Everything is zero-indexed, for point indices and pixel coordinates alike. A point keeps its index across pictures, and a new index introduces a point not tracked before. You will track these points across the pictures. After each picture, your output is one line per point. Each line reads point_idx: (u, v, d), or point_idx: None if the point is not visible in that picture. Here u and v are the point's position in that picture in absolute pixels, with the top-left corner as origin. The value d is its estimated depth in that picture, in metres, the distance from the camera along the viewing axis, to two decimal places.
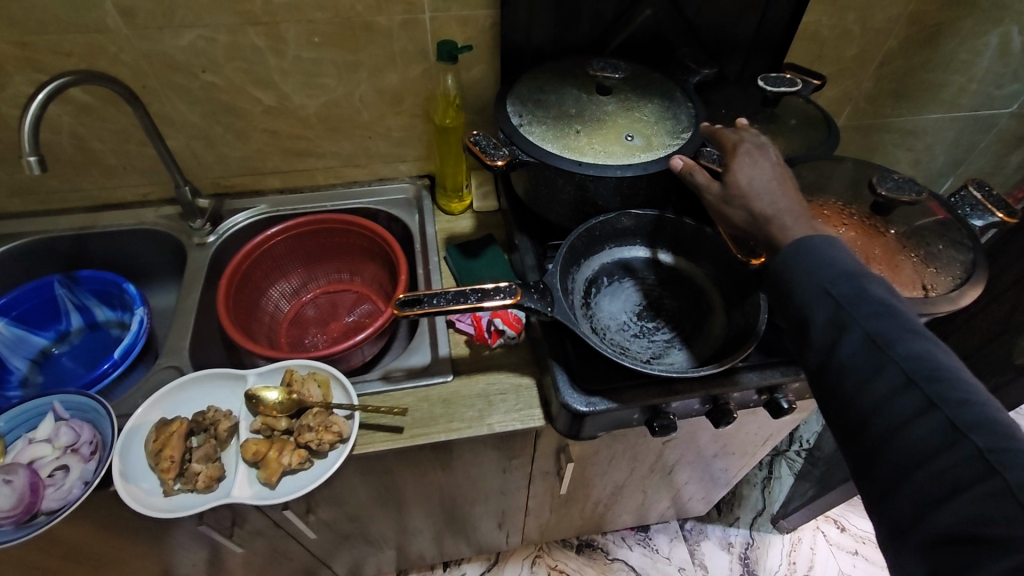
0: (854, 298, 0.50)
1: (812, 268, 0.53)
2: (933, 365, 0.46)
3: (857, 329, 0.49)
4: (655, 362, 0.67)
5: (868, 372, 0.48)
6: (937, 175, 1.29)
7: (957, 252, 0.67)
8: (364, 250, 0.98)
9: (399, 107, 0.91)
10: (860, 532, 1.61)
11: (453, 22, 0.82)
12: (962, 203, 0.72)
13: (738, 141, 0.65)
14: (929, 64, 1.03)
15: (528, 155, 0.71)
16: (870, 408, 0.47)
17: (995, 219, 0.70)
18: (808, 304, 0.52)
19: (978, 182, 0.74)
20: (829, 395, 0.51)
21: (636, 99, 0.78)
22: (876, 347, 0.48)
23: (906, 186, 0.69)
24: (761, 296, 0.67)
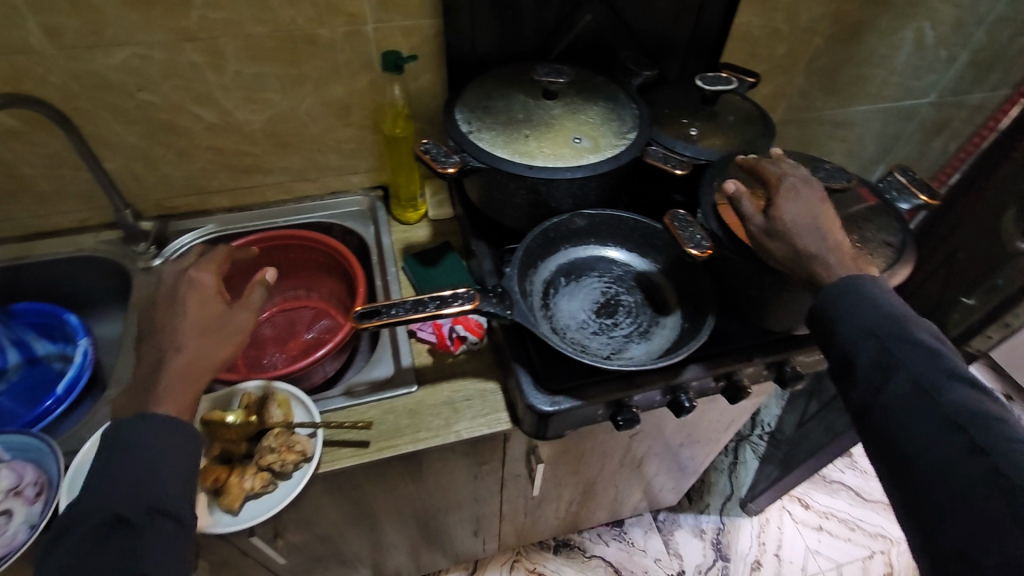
0: (899, 340, 0.54)
1: (855, 307, 0.57)
2: (982, 412, 0.48)
3: (903, 371, 0.52)
4: (615, 358, 0.68)
5: (913, 413, 0.51)
6: (868, 163, 1.36)
7: (887, 235, 0.70)
8: (323, 265, 0.97)
9: (347, 119, 0.91)
10: (822, 508, 1.68)
11: (398, 33, 0.82)
12: (890, 188, 0.76)
13: (784, 176, 0.65)
14: (854, 58, 1.09)
15: (479, 161, 0.71)
16: (910, 448, 0.50)
17: (919, 202, 0.74)
18: (852, 342, 0.56)
19: (902, 167, 0.78)
20: (870, 432, 0.54)
21: (581, 102, 0.80)
22: (922, 390, 0.51)
23: (837, 174, 0.72)
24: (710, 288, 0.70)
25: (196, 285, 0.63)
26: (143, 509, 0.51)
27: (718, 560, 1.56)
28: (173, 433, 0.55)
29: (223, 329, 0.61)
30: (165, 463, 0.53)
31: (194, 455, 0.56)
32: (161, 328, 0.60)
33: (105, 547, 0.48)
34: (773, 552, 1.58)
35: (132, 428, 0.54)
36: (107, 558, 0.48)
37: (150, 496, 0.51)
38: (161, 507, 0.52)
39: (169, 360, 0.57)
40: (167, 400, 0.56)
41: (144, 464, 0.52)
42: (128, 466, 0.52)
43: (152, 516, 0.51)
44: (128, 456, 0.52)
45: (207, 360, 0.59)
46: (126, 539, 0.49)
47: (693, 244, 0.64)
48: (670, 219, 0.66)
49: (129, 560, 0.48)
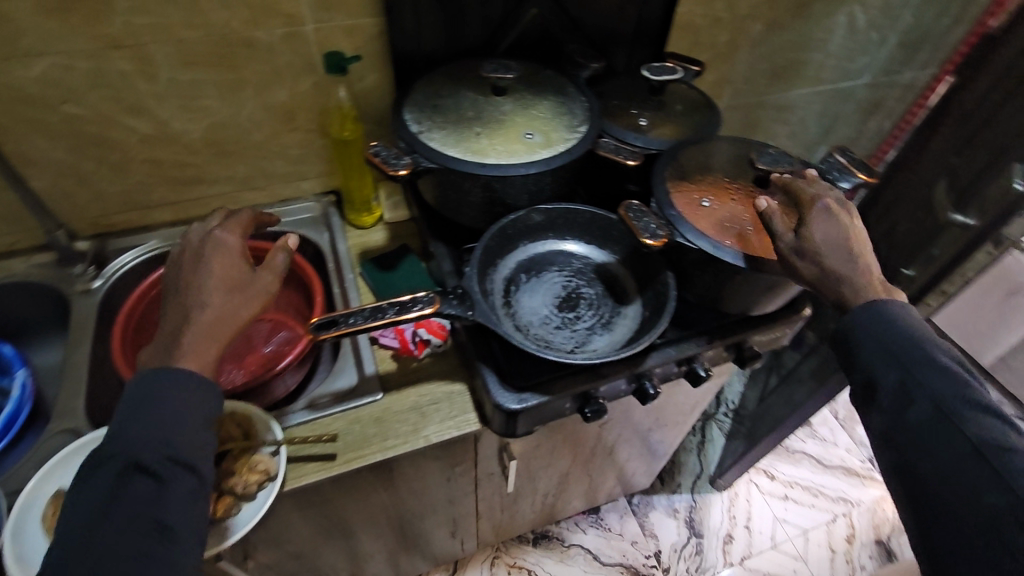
0: (921, 363, 0.54)
1: (877, 328, 0.57)
2: (1005, 444, 0.49)
3: (926, 396, 0.53)
4: (579, 351, 0.69)
5: (937, 441, 0.51)
6: (811, 144, 1.41)
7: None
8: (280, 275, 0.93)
9: (292, 123, 0.87)
10: (787, 478, 1.74)
11: (340, 32, 0.79)
12: (831, 168, 0.78)
13: (817, 197, 0.63)
14: (792, 43, 1.12)
15: (430, 161, 0.70)
16: (933, 477, 0.51)
17: (859, 180, 0.76)
18: (874, 364, 0.57)
19: (842, 149, 0.80)
20: (892, 457, 0.55)
21: (531, 97, 0.79)
22: (944, 416, 0.52)
23: (782, 159, 0.73)
24: (668, 274, 0.71)
25: (222, 245, 0.62)
26: (163, 457, 0.50)
27: (692, 537, 1.60)
28: (195, 383, 0.54)
29: (251, 288, 0.60)
30: (187, 415, 0.53)
31: (214, 408, 0.55)
32: (187, 285, 0.58)
33: (124, 493, 0.48)
34: (743, 524, 1.64)
35: (158, 377, 0.53)
36: (126, 505, 0.48)
37: (170, 446, 0.51)
38: (181, 456, 0.51)
39: (194, 316, 0.56)
40: (191, 355, 0.55)
41: (165, 414, 0.52)
42: (150, 416, 0.51)
43: (173, 466, 0.50)
44: (152, 407, 0.52)
45: (233, 318, 0.57)
46: (144, 488, 0.49)
47: (647, 233, 0.64)
48: (624, 209, 0.66)
49: (150, 506, 0.48)
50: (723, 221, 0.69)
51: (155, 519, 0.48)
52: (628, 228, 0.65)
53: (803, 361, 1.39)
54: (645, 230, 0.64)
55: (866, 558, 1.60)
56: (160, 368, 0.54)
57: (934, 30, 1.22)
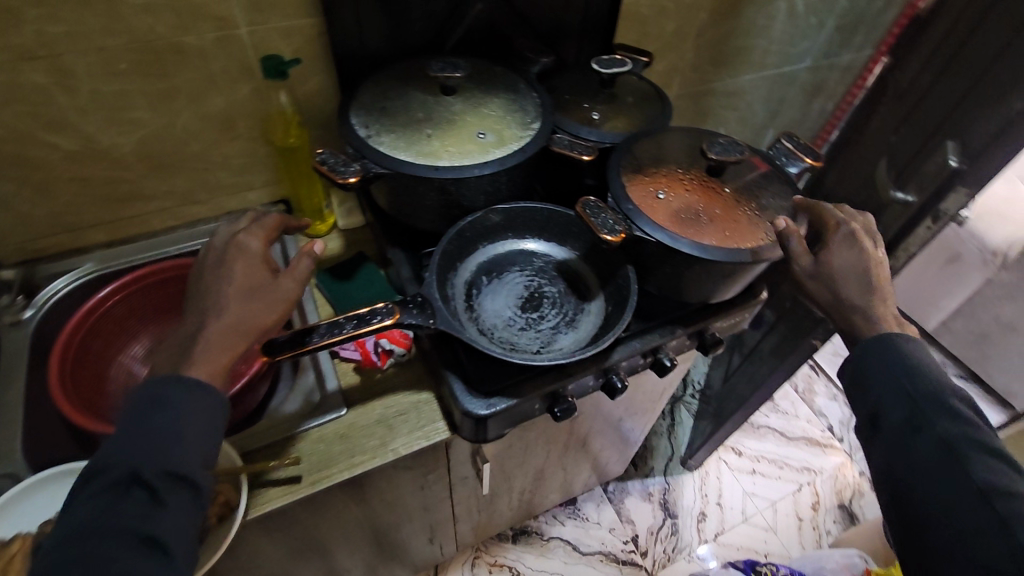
0: (929, 402, 0.60)
1: (890, 364, 0.62)
2: (1007, 490, 0.54)
3: (932, 434, 0.58)
4: (545, 351, 0.68)
5: (941, 479, 0.57)
6: (760, 128, 1.44)
7: (782, 199, 0.73)
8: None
9: (233, 132, 0.83)
10: (754, 452, 1.80)
11: (276, 35, 0.75)
12: (779, 154, 0.78)
13: (840, 223, 0.68)
14: (736, 30, 1.14)
15: (381, 166, 0.68)
16: (934, 513, 0.56)
17: (805, 165, 0.77)
18: (884, 398, 0.62)
19: (787, 134, 0.81)
20: (892, 487, 0.60)
21: (481, 95, 0.77)
22: (950, 453, 0.57)
23: (732, 148, 0.72)
24: (629, 268, 0.70)
25: (245, 250, 0.61)
26: (158, 472, 0.49)
27: (667, 519, 1.64)
28: (195, 394, 0.53)
29: (269, 294, 0.59)
30: (181, 424, 0.51)
31: (216, 422, 0.54)
32: (208, 290, 0.58)
33: (115, 508, 0.47)
34: (715, 502, 1.68)
35: (161, 386, 0.53)
36: (118, 520, 0.47)
37: (165, 460, 0.49)
38: (177, 471, 0.50)
39: (210, 322, 0.55)
40: (203, 362, 0.54)
41: (163, 426, 0.51)
42: (149, 428, 0.50)
43: (168, 481, 0.49)
44: (150, 418, 0.51)
45: (250, 325, 0.57)
46: (136, 505, 0.48)
47: (606, 230, 0.64)
48: (582, 207, 0.65)
49: (139, 522, 0.47)
50: (675, 213, 0.69)
51: (145, 535, 0.47)
52: (586, 226, 0.65)
53: (764, 339, 1.43)
54: (602, 227, 0.63)
55: (831, 523, 1.67)
56: (173, 372, 0.54)
57: (868, 12, 1.26)
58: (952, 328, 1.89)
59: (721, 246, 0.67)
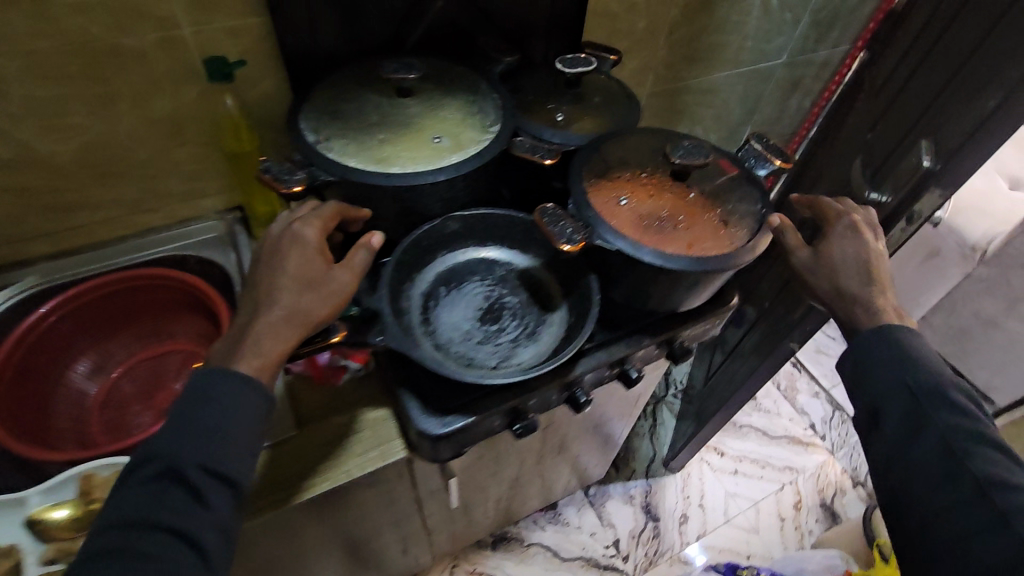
0: (931, 397, 0.61)
1: (893, 358, 0.64)
2: (1002, 483, 0.56)
3: (935, 430, 0.59)
4: (503, 367, 0.65)
5: (940, 476, 0.58)
6: (737, 125, 1.42)
7: (748, 205, 0.70)
8: (186, 304, 0.87)
9: (180, 138, 0.79)
10: (736, 452, 1.79)
11: (222, 35, 0.71)
12: (747, 156, 0.75)
13: (841, 214, 0.74)
14: (711, 26, 1.11)
15: (329, 173, 0.64)
16: (932, 505, 0.57)
17: (775, 167, 0.74)
18: (886, 393, 0.63)
19: (757, 133, 0.77)
20: (888, 480, 0.62)
21: (438, 97, 0.73)
22: (950, 448, 0.58)
23: (696, 151, 0.69)
24: (591, 277, 0.69)
25: (300, 241, 0.60)
26: (201, 469, 0.51)
27: (649, 522, 1.62)
28: (247, 389, 0.54)
29: (325, 287, 0.59)
30: (231, 423, 0.53)
31: (261, 422, 0.55)
32: (265, 280, 0.59)
33: (164, 500, 0.49)
34: (697, 504, 1.67)
35: (217, 380, 0.54)
36: (163, 514, 0.49)
37: (206, 458, 0.51)
38: (221, 470, 0.51)
39: (264, 314, 0.57)
40: (252, 357, 0.55)
41: (210, 424, 0.52)
42: (196, 425, 0.52)
43: (212, 481, 0.51)
44: (206, 414, 0.52)
45: (302, 317, 0.57)
46: (179, 500, 0.49)
47: (565, 240, 0.60)
48: (539, 216, 0.62)
49: (177, 518, 0.49)
50: (634, 219, 0.67)
51: (187, 531, 0.49)
52: (543, 234, 0.62)
53: (743, 340, 1.41)
54: (560, 237, 0.60)
55: (813, 522, 1.66)
56: (225, 364, 0.55)
57: (844, 7, 1.23)
58: (931, 323, 1.88)
59: (681, 254, 0.64)
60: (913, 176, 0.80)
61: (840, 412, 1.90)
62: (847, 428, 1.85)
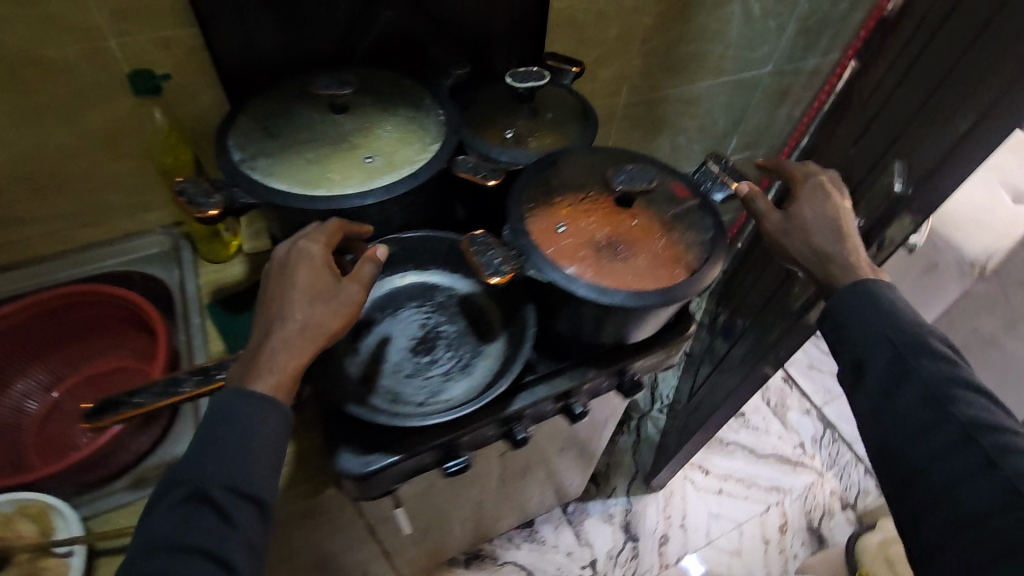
0: (914, 347, 0.57)
1: (870, 311, 0.60)
2: (991, 424, 0.52)
3: (918, 379, 0.56)
4: (431, 403, 0.62)
5: (926, 426, 0.54)
6: (723, 136, 1.37)
7: (698, 233, 0.65)
8: (130, 322, 0.84)
9: (115, 152, 0.76)
10: (721, 470, 1.73)
11: (150, 47, 0.67)
12: (704, 179, 0.71)
13: (808, 175, 0.72)
14: (689, 35, 1.06)
15: (251, 196, 0.60)
16: (920, 459, 0.53)
17: (732, 192, 0.69)
18: (866, 348, 0.59)
19: (716, 154, 0.72)
20: (875, 437, 0.58)
21: (376, 113, 0.69)
22: (935, 397, 0.54)
23: (640, 175, 0.65)
24: (529, 307, 0.67)
25: (305, 256, 0.57)
26: (227, 489, 0.49)
27: (627, 542, 1.58)
28: (269, 409, 0.52)
29: (337, 302, 0.56)
30: (250, 443, 0.50)
31: (282, 442, 0.52)
32: (273, 299, 0.56)
33: (189, 522, 0.47)
34: (678, 524, 1.62)
35: (232, 404, 0.51)
36: (193, 537, 0.46)
37: (231, 478, 0.49)
38: (245, 490, 0.49)
39: (275, 330, 0.54)
40: (264, 376, 0.53)
41: (232, 444, 0.50)
42: (222, 445, 0.50)
43: (236, 500, 0.49)
44: (224, 435, 0.50)
45: (316, 330, 0.54)
46: (209, 520, 0.47)
47: (491, 272, 0.57)
48: (466, 243, 0.58)
49: (206, 537, 0.46)
50: (572, 249, 0.62)
51: (218, 553, 0.46)
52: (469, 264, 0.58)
53: (726, 359, 1.36)
54: (486, 268, 0.57)
55: (798, 546, 1.61)
56: (241, 387, 0.52)
57: (834, 14, 1.17)
58: None
59: (619, 287, 0.60)
60: (883, 198, 0.76)
61: (831, 431, 1.84)
62: (837, 448, 1.80)
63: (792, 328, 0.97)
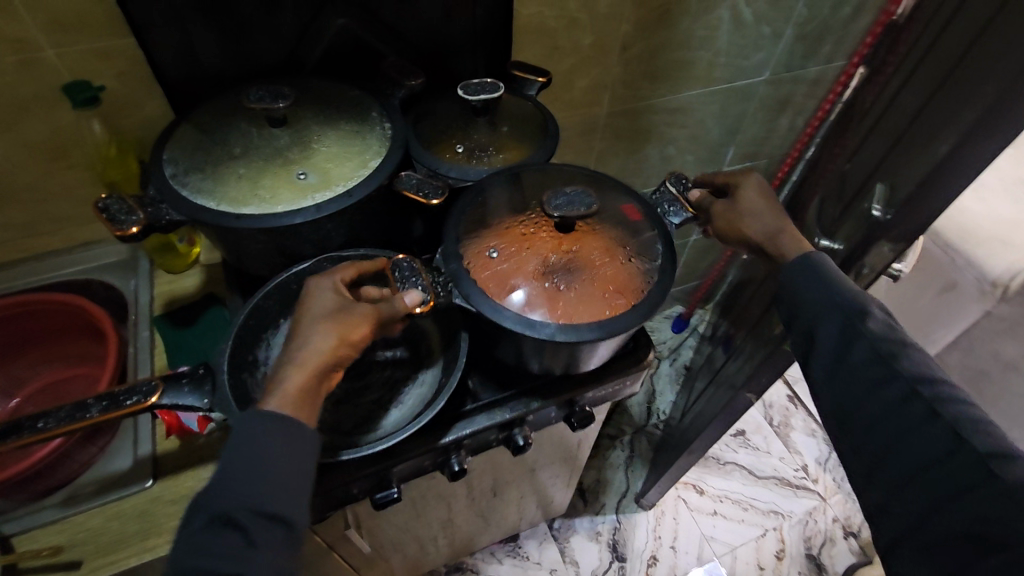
0: (858, 312, 0.59)
1: (817, 284, 0.62)
2: (931, 376, 0.55)
3: (864, 341, 0.58)
4: (357, 434, 0.60)
5: (875, 384, 0.56)
6: (717, 145, 1.33)
7: (641, 260, 0.64)
8: (88, 330, 0.87)
9: (67, 161, 0.77)
10: (717, 491, 1.67)
11: (91, 57, 0.68)
12: (661, 201, 0.68)
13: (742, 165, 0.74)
14: (672, 42, 1.02)
15: (175, 213, 0.58)
16: (875, 417, 0.56)
17: (688, 216, 0.67)
18: (816, 317, 0.61)
19: (677, 176, 0.70)
20: (828, 397, 0.60)
21: (317, 127, 0.67)
22: (881, 356, 0.57)
23: (577, 200, 0.62)
24: (461, 336, 0.63)
25: (315, 290, 0.56)
26: (249, 510, 0.47)
27: (614, 561, 1.54)
28: (285, 428, 0.50)
29: (347, 317, 0.54)
30: (273, 463, 0.49)
31: (308, 462, 0.51)
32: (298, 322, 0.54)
33: (211, 546, 0.45)
34: (669, 545, 1.57)
35: (254, 426, 0.49)
36: (219, 562, 0.45)
37: (255, 499, 0.48)
38: (267, 509, 0.48)
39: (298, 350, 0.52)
40: (283, 393, 0.51)
41: (249, 466, 0.48)
42: (242, 469, 0.48)
43: (263, 521, 0.48)
44: (249, 458, 0.49)
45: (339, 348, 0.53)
46: (234, 543, 0.46)
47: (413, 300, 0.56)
48: (392, 269, 0.59)
49: (230, 561, 0.45)
50: (501, 275, 0.62)
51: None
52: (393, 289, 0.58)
53: (717, 377, 1.31)
54: (410, 297, 0.56)
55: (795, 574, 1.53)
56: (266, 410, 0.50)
57: (835, 20, 1.11)
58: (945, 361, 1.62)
59: (548, 319, 0.59)
60: (866, 222, 0.72)
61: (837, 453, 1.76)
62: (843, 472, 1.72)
63: (773, 354, 0.92)
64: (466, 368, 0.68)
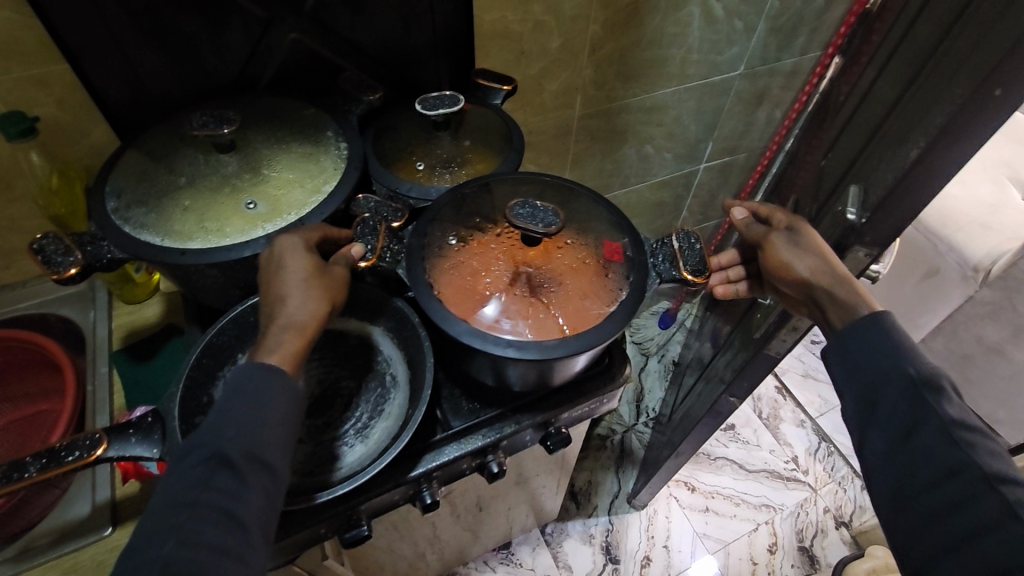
0: (927, 384, 0.54)
1: (879, 348, 0.57)
2: (1010, 476, 0.49)
3: (934, 421, 0.52)
4: (319, 472, 0.57)
5: (944, 469, 0.50)
6: (693, 141, 1.30)
7: (600, 304, 0.59)
8: (45, 368, 0.84)
9: (12, 192, 0.73)
10: (708, 488, 1.67)
11: (28, 85, 0.64)
12: (656, 252, 0.62)
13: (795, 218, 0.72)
14: (642, 41, 0.99)
15: (118, 249, 0.55)
16: (933, 506, 0.50)
17: (676, 275, 0.60)
18: (881, 381, 0.56)
19: (688, 232, 0.64)
20: (882, 480, 0.54)
21: (267, 151, 0.64)
22: (953, 440, 0.51)
23: (539, 215, 0.60)
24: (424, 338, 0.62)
25: (287, 249, 0.54)
26: (243, 454, 0.46)
27: (608, 564, 1.53)
28: (273, 379, 0.49)
29: (326, 280, 0.54)
30: (264, 412, 0.48)
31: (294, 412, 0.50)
32: (277, 283, 0.53)
33: (204, 485, 0.44)
34: (662, 544, 1.56)
35: (244, 379, 0.48)
36: (211, 495, 0.44)
37: (245, 443, 0.46)
38: (258, 456, 0.46)
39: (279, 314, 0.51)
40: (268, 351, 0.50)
41: (245, 413, 0.47)
42: (231, 412, 0.47)
43: (252, 464, 0.46)
44: (237, 405, 0.47)
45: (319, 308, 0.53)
46: (226, 483, 0.45)
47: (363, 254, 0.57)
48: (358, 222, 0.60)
49: (222, 498, 0.44)
50: (451, 275, 0.60)
51: (234, 513, 0.44)
52: (351, 241, 0.60)
53: (704, 377, 1.29)
54: (356, 249, 0.57)
55: (789, 568, 1.53)
56: (252, 365, 0.49)
57: (809, 12, 1.09)
58: (930, 348, 1.61)
59: (494, 328, 0.57)
60: (841, 225, 0.70)
61: (827, 443, 1.76)
62: (833, 461, 1.72)
63: (754, 357, 0.90)
64: (435, 397, 0.65)
